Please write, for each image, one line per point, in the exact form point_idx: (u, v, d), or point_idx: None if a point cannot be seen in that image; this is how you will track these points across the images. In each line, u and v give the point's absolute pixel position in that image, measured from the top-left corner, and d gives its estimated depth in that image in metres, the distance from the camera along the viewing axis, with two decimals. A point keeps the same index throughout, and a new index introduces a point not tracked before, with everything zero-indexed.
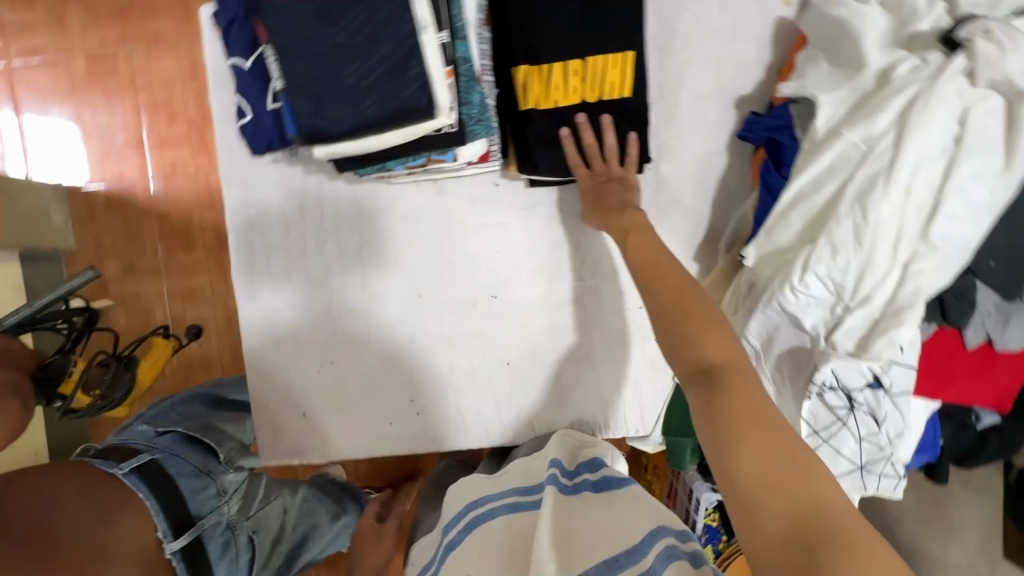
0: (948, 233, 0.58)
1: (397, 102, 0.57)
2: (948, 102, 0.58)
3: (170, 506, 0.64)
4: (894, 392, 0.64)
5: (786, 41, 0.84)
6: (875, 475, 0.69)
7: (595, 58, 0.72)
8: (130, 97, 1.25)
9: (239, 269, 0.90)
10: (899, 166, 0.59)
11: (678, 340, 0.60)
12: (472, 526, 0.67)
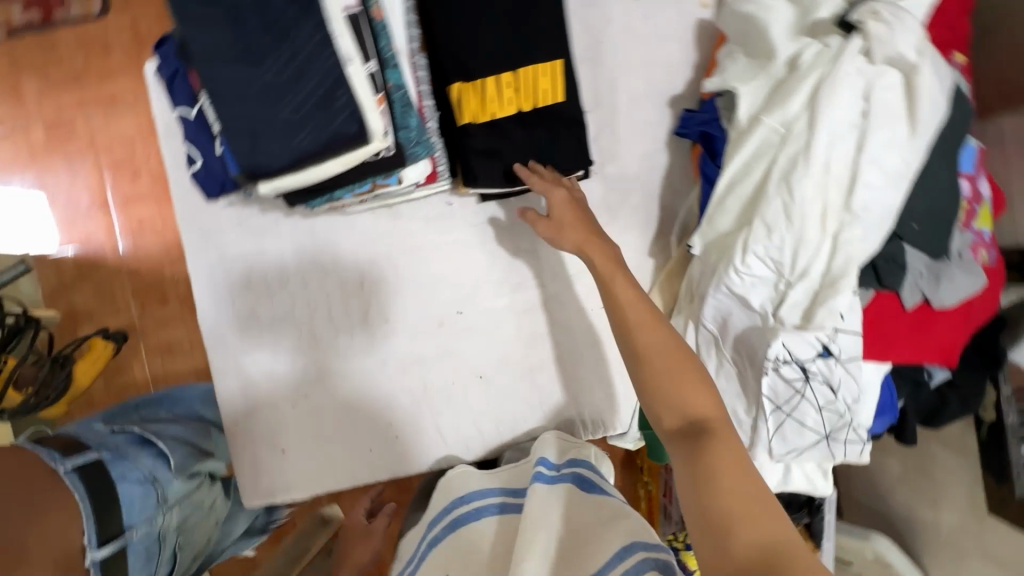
0: (870, 202, 0.61)
1: (331, 133, 0.59)
2: (851, 80, 0.62)
3: (103, 513, 0.60)
4: (843, 358, 0.67)
5: (707, 41, 0.89)
6: (840, 442, 0.71)
7: (525, 69, 0.77)
8: (92, 158, 1.26)
9: (205, 313, 0.90)
10: (817, 145, 0.62)
11: (663, 390, 0.61)
12: (454, 526, 0.72)
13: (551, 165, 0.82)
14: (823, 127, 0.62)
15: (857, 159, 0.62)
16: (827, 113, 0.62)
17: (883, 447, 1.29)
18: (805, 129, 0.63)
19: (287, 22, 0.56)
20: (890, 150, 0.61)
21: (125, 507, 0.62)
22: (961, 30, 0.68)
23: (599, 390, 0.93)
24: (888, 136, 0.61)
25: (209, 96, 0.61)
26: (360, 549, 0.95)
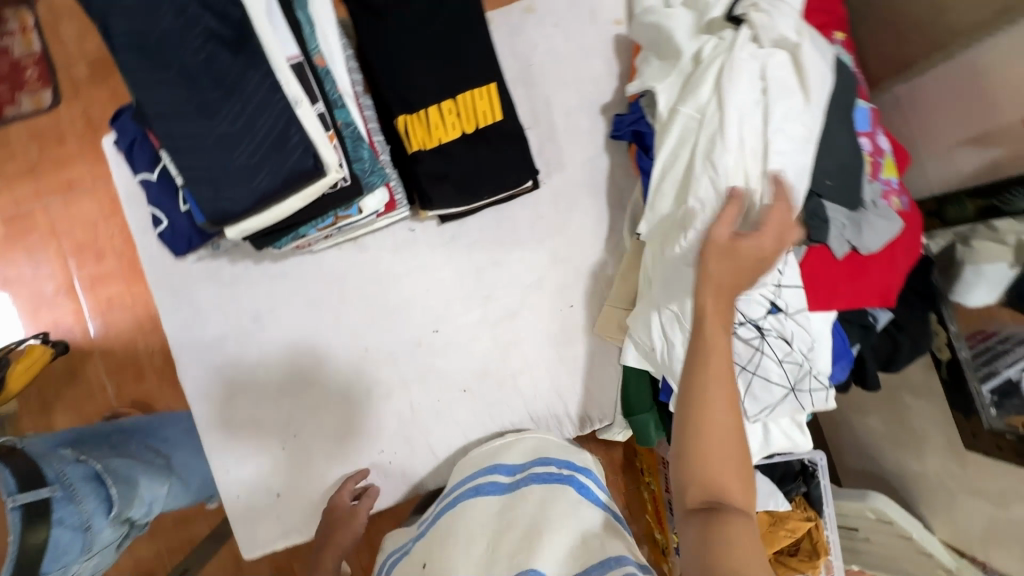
0: (783, 165, 0.68)
1: (288, 171, 0.63)
2: (748, 64, 0.70)
3: (25, 556, 0.65)
4: (791, 311, 0.73)
5: (626, 52, 0.98)
6: (807, 393, 0.75)
7: (463, 95, 0.84)
8: (54, 246, 1.30)
9: (184, 368, 0.92)
10: (728, 121, 0.69)
11: (706, 461, 0.59)
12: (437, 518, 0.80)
13: (500, 178, 0.88)
14: (730, 106, 0.69)
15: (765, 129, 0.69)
16: (729, 93, 0.70)
17: (863, 407, 1.34)
18: (716, 109, 0.71)
19: (235, 75, 0.61)
20: (790, 120, 0.68)
21: (50, 551, 0.66)
22: (836, 14, 0.78)
23: (580, 385, 0.97)
24: (790, 106, 0.68)
25: (168, 152, 0.65)
26: (344, 533, 0.86)
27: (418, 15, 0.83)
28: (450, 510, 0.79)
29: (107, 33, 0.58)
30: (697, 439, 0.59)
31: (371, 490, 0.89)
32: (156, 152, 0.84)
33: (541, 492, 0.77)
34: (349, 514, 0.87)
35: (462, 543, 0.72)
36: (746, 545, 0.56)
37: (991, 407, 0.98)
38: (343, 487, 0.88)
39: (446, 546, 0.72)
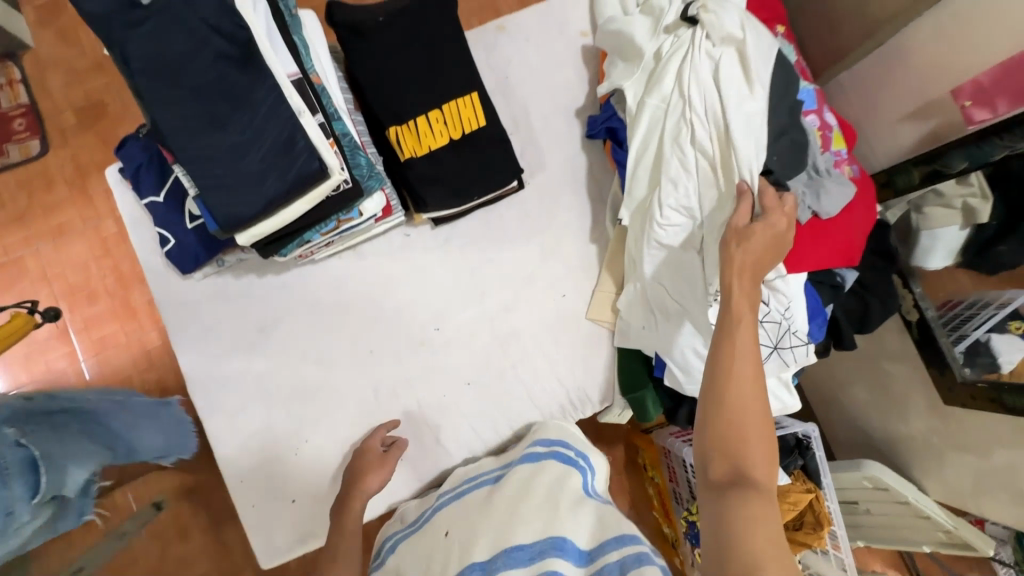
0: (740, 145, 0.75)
1: (295, 174, 0.69)
2: (703, 56, 0.78)
3: None
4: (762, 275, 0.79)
5: (593, 60, 1.07)
6: (789, 350, 0.82)
7: (448, 104, 0.91)
8: None
9: (193, 382, 0.94)
10: (688, 128, 0.78)
11: (728, 437, 0.63)
12: (459, 495, 0.88)
13: (487, 178, 0.94)
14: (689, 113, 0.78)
15: (723, 130, 0.76)
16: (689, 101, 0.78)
17: (847, 379, 1.40)
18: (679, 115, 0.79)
19: (244, 91, 0.67)
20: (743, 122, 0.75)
21: None
22: (775, 11, 0.88)
23: (577, 370, 1.01)
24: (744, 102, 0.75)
25: (182, 166, 0.70)
26: (370, 480, 0.88)
27: (402, 35, 0.90)
28: (472, 489, 0.88)
29: (125, 59, 0.64)
30: (721, 415, 0.63)
31: (400, 441, 0.92)
32: (160, 175, 0.89)
33: (560, 475, 0.86)
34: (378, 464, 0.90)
35: (484, 517, 0.81)
36: (764, 520, 0.60)
37: (961, 360, 1.06)
38: (373, 438, 0.91)
39: (470, 522, 0.81)
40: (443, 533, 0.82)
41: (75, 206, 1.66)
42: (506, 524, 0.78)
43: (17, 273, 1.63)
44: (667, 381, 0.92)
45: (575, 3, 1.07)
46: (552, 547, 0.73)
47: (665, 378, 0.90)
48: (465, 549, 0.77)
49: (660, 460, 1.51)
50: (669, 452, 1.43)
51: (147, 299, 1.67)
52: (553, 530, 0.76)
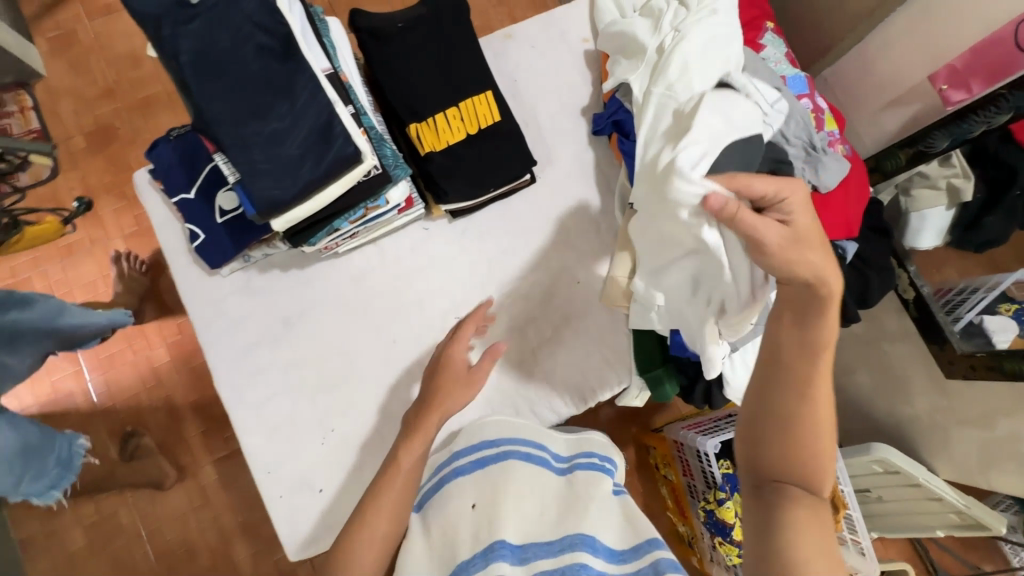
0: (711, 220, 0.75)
1: (331, 159, 0.73)
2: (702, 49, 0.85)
3: None
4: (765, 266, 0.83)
5: (595, 62, 1.14)
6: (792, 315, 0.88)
7: (464, 102, 0.97)
8: None
9: (219, 376, 0.96)
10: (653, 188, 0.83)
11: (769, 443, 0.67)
12: (483, 463, 0.86)
13: (503, 170, 0.99)
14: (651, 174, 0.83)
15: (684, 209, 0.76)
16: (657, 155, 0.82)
17: (849, 366, 1.44)
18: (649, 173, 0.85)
19: (283, 81, 0.72)
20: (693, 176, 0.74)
21: None
22: (762, 10, 0.96)
23: (595, 355, 1.04)
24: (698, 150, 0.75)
25: (223, 155, 0.75)
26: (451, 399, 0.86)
27: (419, 41, 0.96)
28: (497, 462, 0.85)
29: (174, 53, 0.69)
30: (764, 421, 0.66)
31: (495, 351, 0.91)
32: (189, 173, 0.93)
33: (587, 478, 0.86)
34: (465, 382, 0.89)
35: (512, 496, 0.81)
36: (808, 531, 0.63)
37: (959, 335, 1.11)
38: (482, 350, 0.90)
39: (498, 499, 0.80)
40: (469, 505, 0.81)
41: (83, 227, 1.68)
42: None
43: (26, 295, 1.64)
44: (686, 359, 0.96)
45: (576, 12, 1.15)
46: (583, 542, 0.75)
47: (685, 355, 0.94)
48: (495, 523, 0.77)
49: (672, 455, 1.52)
50: (682, 444, 1.44)
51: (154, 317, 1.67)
52: (584, 527, 0.78)
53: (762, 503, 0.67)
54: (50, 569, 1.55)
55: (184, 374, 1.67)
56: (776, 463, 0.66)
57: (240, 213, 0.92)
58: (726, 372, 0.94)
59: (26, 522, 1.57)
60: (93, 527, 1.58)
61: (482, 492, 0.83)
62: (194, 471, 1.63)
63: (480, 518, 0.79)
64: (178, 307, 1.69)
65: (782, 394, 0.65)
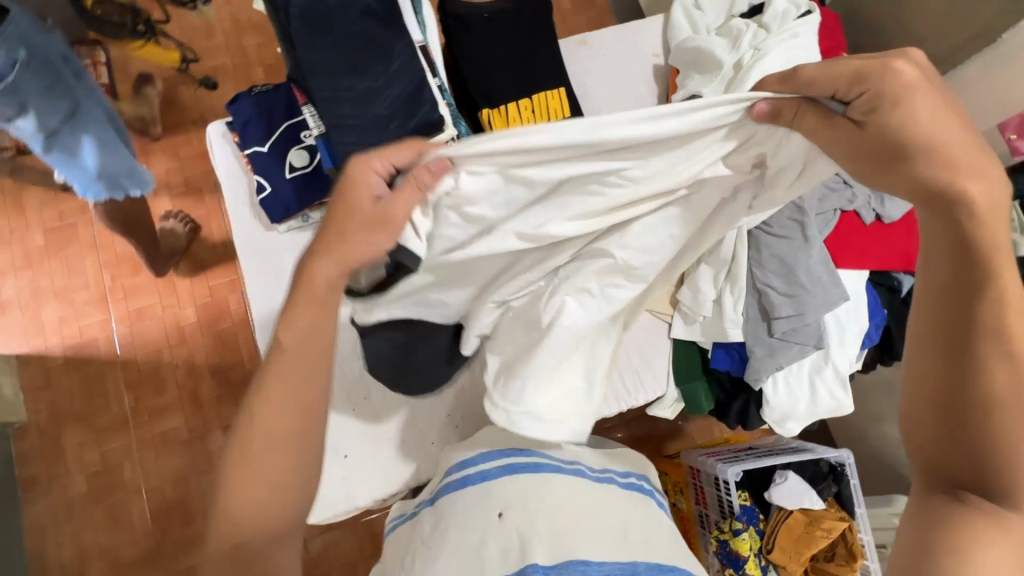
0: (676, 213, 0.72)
1: (418, 121, 0.75)
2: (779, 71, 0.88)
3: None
4: (813, 305, 0.85)
5: (663, 77, 1.16)
6: (837, 353, 0.91)
7: (538, 94, 0.99)
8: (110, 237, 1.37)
9: (262, 329, 0.97)
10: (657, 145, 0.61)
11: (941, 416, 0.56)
12: (513, 470, 0.75)
13: None
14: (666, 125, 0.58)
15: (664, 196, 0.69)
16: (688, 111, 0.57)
17: (880, 414, 1.40)
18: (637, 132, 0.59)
19: (384, 42, 0.75)
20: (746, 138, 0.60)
21: None
22: (838, 43, 0.98)
23: (635, 357, 0.99)
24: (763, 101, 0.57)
25: (310, 108, 0.80)
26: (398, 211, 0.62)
27: (502, 30, 1.00)
28: (529, 471, 0.75)
29: (286, 5, 0.73)
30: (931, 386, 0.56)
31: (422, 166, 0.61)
32: (267, 128, 0.97)
33: (629, 499, 0.77)
34: (369, 218, 0.61)
35: (545, 509, 0.69)
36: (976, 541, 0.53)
37: None
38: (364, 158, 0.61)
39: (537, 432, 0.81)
40: (495, 514, 0.69)
41: None
42: (573, 532, 0.66)
43: (70, 240, 1.68)
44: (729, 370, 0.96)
45: (649, 30, 1.18)
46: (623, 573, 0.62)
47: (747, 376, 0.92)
48: (526, 534, 0.66)
49: (686, 482, 1.48)
50: (698, 471, 1.41)
51: (188, 277, 1.69)
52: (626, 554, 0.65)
53: (925, 499, 0.57)
54: (45, 512, 1.53)
55: (208, 335, 1.68)
56: (940, 449, 0.56)
57: (310, 172, 0.96)
58: (766, 390, 0.93)
59: (31, 462, 1.56)
60: (95, 475, 1.57)
61: (512, 499, 0.71)
62: (203, 433, 1.62)
63: (507, 529, 0.67)
64: (212, 271, 1.71)
65: (938, 359, 0.55)
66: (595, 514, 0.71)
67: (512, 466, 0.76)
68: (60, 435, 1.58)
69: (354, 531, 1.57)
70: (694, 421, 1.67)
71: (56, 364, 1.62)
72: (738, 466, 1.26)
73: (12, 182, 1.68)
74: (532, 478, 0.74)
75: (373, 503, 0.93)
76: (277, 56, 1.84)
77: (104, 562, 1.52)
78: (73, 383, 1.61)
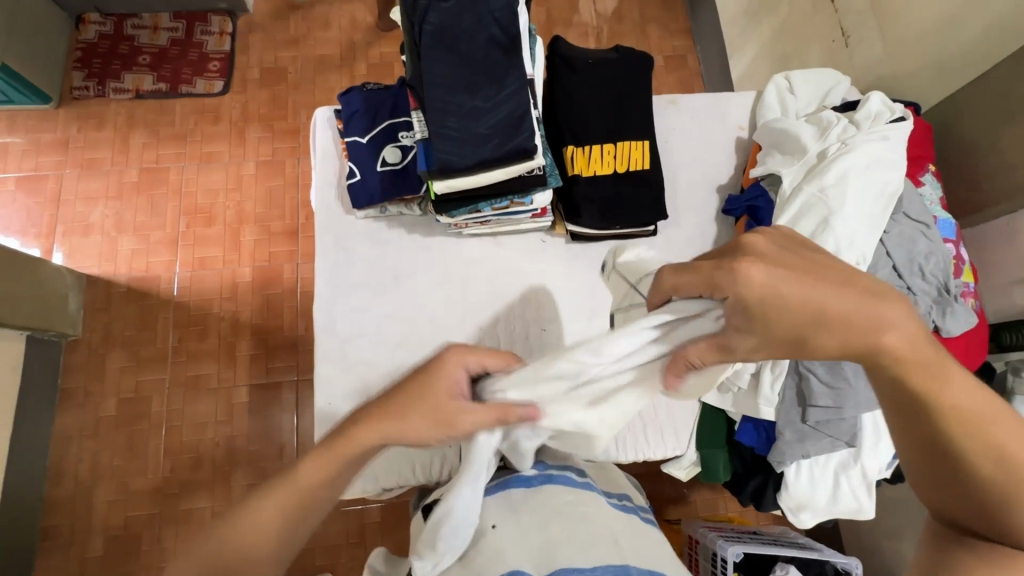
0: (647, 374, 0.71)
1: (513, 145, 0.86)
2: (864, 155, 0.90)
3: None
4: (850, 399, 0.85)
5: (744, 150, 1.20)
6: (867, 452, 0.89)
7: (622, 143, 1.05)
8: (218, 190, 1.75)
9: (323, 300, 1.03)
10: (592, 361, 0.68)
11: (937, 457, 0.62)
12: (504, 485, 0.77)
13: (634, 214, 1.04)
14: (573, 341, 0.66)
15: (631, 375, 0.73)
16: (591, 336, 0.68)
17: (897, 531, 1.34)
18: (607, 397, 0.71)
19: (500, 70, 0.88)
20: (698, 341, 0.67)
21: None
22: (927, 151, 1.00)
23: (660, 412, 1.00)
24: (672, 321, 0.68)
25: (419, 113, 0.90)
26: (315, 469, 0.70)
27: (598, 80, 1.08)
28: (521, 485, 0.76)
29: (421, 20, 0.87)
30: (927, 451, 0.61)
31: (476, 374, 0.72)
32: (370, 123, 1.06)
33: (616, 514, 0.74)
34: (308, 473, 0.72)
35: (541, 520, 0.69)
36: None
37: None
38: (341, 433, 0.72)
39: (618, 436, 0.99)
40: (489, 527, 0.70)
41: (229, 143, 1.83)
42: (569, 539, 0.67)
43: (159, 181, 1.79)
44: (767, 456, 0.94)
45: (738, 104, 1.23)
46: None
47: (770, 455, 0.91)
48: (521, 545, 0.67)
49: (682, 550, 1.46)
50: (696, 542, 1.38)
51: (254, 239, 1.76)
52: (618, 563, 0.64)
53: None
54: (73, 425, 1.60)
55: (257, 292, 1.73)
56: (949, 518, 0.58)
57: (399, 169, 1.03)
58: (787, 474, 0.93)
59: (73, 375, 1.64)
60: (126, 401, 1.63)
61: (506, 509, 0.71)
62: (230, 386, 1.66)
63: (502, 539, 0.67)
64: (277, 237, 1.77)
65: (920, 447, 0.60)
66: (582, 522, 0.71)
67: (505, 482, 0.77)
68: (104, 357, 1.66)
69: (344, 518, 1.59)
70: (701, 492, 1.63)
71: (118, 290, 1.70)
72: (740, 547, 1.24)
73: (125, 119, 1.82)
74: (527, 492, 0.74)
75: (383, 491, 0.97)
76: (380, 56, 1.94)
77: (112, 487, 1.56)
78: (128, 312, 1.69)
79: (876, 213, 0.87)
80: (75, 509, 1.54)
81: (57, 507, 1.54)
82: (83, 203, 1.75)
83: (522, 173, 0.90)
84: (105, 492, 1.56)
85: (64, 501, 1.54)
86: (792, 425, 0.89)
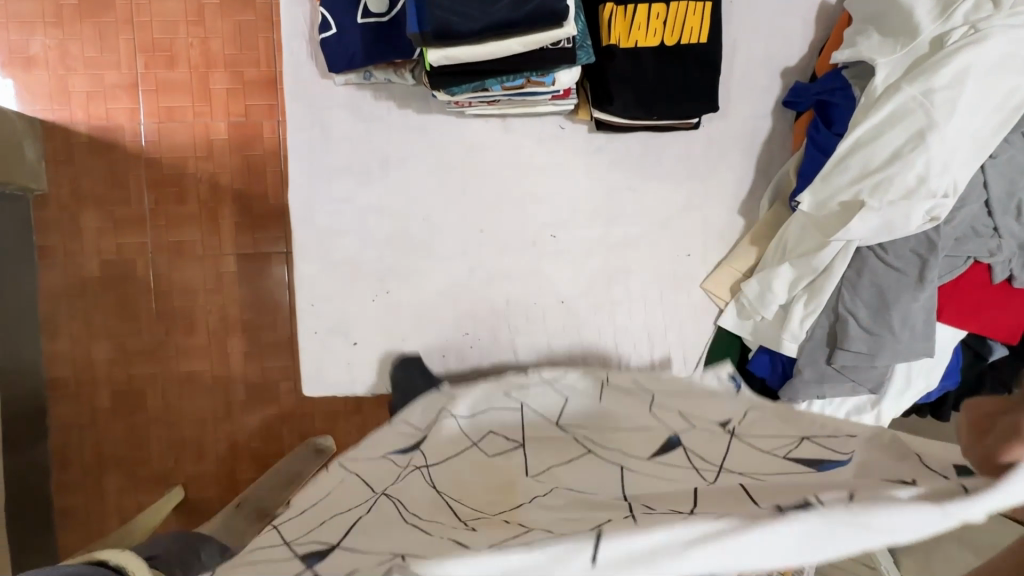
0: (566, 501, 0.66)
1: (535, 4, 0.66)
2: (992, 50, 0.69)
3: None
4: (885, 351, 0.78)
5: (828, 20, 0.95)
6: (885, 402, 0.85)
7: (677, 4, 0.81)
8: (127, 33, 1.38)
9: (299, 176, 0.93)
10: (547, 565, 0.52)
11: None
12: None
13: (678, 101, 0.84)
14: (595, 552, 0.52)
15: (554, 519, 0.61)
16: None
17: None
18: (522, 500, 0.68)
19: None
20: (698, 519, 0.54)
21: None
22: None
23: (671, 334, 1.01)
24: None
25: None
26: None
27: None
28: None
29: None
30: None
31: None
32: None
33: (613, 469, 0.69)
34: None
35: None
36: None
37: None
38: None
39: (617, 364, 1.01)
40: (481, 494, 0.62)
41: None
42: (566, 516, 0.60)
43: (104, 5, 1.37)
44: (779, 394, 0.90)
45: None
46: None
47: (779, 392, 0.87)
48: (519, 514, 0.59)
49: None
50: None
51: (225, 88, 1.40)
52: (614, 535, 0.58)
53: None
54: (56, 285, 1.41)
55: (241, 158, 1.42)
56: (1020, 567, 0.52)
57: (386, 22, 0.81)
58: None
59: (48, 231, 1.40)
60: (109, 264, 1.42)
61: None
62: (217, 254, 1.45)
63: None
64: (253, 89, 1.41)
65: None
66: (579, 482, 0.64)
67: None
68: (75, 215, 1.41)
69: None
70: None
71: (80, 141, 1.39)
72: None
73: None
74: None
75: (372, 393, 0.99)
76: None
77: (107, 344, 1.44)
78: (95, 169, 1.40)
79: (985, 130, 0.70)
80: (78, 364, 1.43)
81: (60, 360, 1.42)
82: (16, 27, 1.35)
83: (543, 47, 0.71)
84: (102, 349, 1.44)
85: (65, 354, 1.42)
86: (813, 365, 0.83)
